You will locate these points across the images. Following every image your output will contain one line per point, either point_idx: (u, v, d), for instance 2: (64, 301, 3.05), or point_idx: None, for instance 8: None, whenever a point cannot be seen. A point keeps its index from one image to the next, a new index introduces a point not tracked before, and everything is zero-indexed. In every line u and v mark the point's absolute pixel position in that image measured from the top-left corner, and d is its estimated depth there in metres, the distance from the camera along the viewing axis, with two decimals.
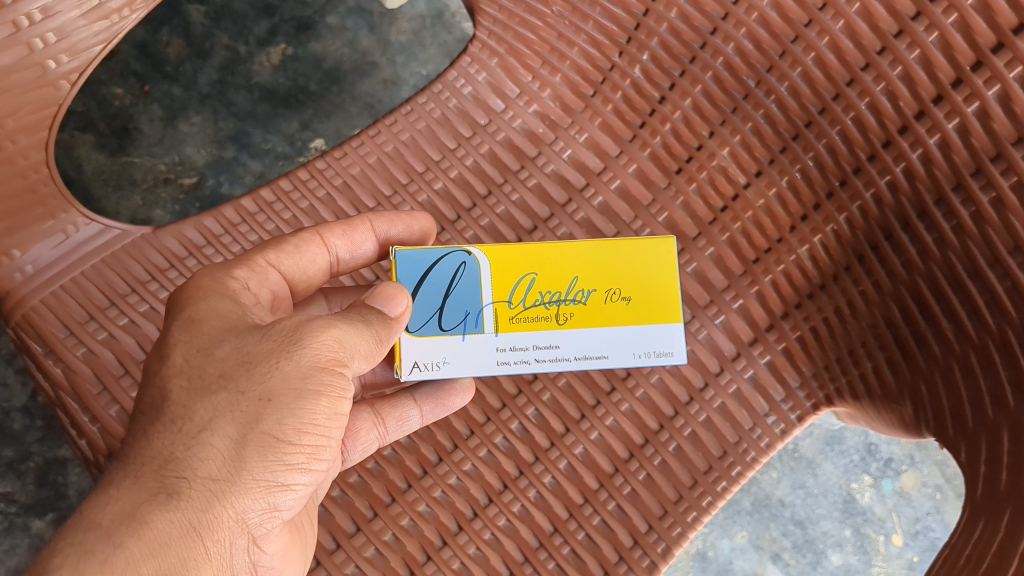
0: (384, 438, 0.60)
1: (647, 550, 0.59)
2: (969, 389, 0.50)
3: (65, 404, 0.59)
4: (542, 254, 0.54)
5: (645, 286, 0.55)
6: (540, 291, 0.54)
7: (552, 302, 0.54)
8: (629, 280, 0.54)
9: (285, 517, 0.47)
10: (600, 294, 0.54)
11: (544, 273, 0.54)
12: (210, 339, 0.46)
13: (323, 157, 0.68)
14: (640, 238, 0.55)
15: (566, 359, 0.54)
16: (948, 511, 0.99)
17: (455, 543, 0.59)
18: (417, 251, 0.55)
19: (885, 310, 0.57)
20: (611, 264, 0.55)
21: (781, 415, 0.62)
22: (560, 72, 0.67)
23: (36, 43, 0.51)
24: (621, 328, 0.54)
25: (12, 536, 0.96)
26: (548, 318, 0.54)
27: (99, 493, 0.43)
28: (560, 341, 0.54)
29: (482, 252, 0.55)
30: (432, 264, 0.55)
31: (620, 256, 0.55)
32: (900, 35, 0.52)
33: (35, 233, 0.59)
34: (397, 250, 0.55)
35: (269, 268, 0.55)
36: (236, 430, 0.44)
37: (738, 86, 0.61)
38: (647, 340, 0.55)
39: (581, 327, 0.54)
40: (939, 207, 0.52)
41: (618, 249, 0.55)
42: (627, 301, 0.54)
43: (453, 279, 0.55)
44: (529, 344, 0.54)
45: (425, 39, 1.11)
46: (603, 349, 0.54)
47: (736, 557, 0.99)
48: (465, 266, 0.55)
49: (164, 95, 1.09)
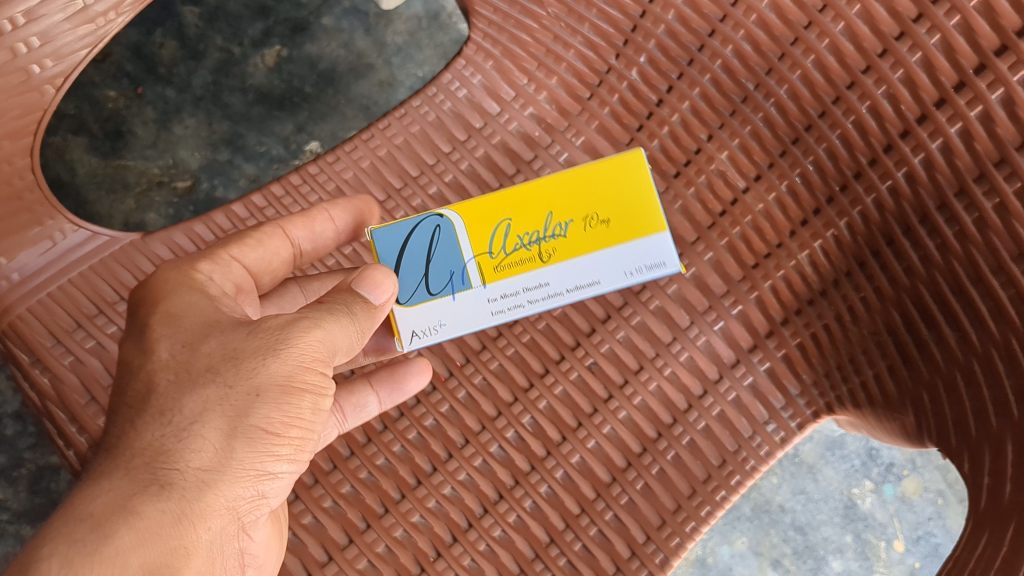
0: (342, 428, 0.58)
1: (645, 561, 0.58)
2: (972, 399, 0.49)
3: (51, 413, 0.58)
4: (512, 199, 0.58)
5: (618, 204, 0.57)
6: (519, 235, 0.57)
7: (533, 243, 0.57)
8: (602, 204, 0.57)
9: (269, 505, 0.47)
10: (577, 223, 0.57)
11: (517, 217, 0.57)
12: (194, 334, 0.45)
13: (315, 162, 0.67)
14: (607, 160, 0.58)
15: (558, 293, 0.58)
16: (950, 516, 0.98)
17: (450, 554, 0.58)
18: (391, 227, 0.59)
19: (887, 317, 0.56)
20: (579, 195, 0.57)
21: (781, 423, 0.61)
22: (556, 75, 0.66)
23: (20, 48, 0.50)
24: (606, 248, 0.57)
25: (5, 542, 0.97)
26: (535, 259, 0.57)
27: (88, 483, 0.42)
28: (549, 278, 0.58)
29: (454, 212, 0.58)
30: (408, 235, 0.59)
31: (589, 185, 0.58)
32: (901, 36, 0.51)
33: (22, 240, 0.58)
34: (372, 230, 0.59)
35: (234, 260, 0.54)
36: (226, 423, 0.43)
37: (737, 89, 0.60)
38: (636, 257, 0.57)
39: (567, 258, 0.57)
40: (942, 213, 0.51)
41: (586, 175, 0.58)
42: (606, 224, 0.57)
43: (432, 243, 0.59)
44: (519, 288, 0.58)
45: (421, 40, 1.09)
46: (592, 275, 0.58)
47: (736, 563, 0.99)
48: (440, 228, 0.59)
49: (158, 97, 1.08)
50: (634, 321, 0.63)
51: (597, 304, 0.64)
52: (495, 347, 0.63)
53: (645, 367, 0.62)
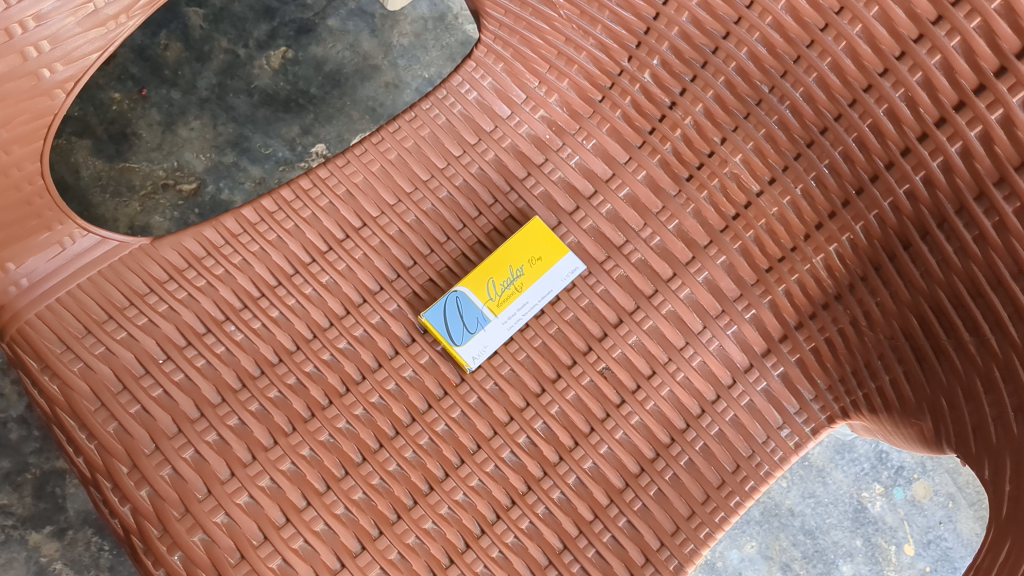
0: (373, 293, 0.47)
1: (659, 567, 0.57)
2: (992, 405, 0.49)
3: (61, 420, 0.56)
4: (490, 264, 0.63)
5: (539, 245, 0.63)
6: (498, 284, 0.63)
7: (509, 284, 0.63)
8: (529, 249, 0.63)
9: None
10: (530, 263, 0.63)
11: (495, 274, 0.63)
12: None
13: (325, 166, 0.66)
14: (524, 229, 0.63)
15: (533, 304, 0.63)
16: (960, 520, 1.03)
17: (462, 561, 0.56)
18: (432, 312, 0.61)
19: (903, 322, 0.55)
20: (518, 250, 0.63)
21: (795, 428, 0.61)
22: (567, 77, 0.65)
23: (30, 52, 0.49)
24: (553, 268, 0.63)
25: (9, 548, 0.97)
26: (515, 292, 0.63)
27: None
28: (528, 298, 0.63)
29: (465, 285, 0.63)
30: (443, 312, 0.62)
31: (519, 246, 0.63)
32: (920, 39, 0.49)
33: (32, 244, 0.59)
34: (423, 314, 0.61)
35: None
36: None
37: (751, 92, 0.58)
38: (563, 271, 0.63)
39: (532, 279, 0.63)
40: (961, 217, 0.51)
41: (515, 244, 0.63)
42: (539, 257, 0.63)
43: (461, 312, 0.62)
44: (513, 311, 0.63)
45: (427, 41, 1.11)
46: (549, 288, 0.63)
47: (745, 567, 1.02)
48: (459, 299, 0.62)
49: (163, 99, 1.07)
50: (646, 326, 0.63)
51: (609, 308, 0.63)
52: (505, 351, 0.63)
53: (657, 372, 0.62)
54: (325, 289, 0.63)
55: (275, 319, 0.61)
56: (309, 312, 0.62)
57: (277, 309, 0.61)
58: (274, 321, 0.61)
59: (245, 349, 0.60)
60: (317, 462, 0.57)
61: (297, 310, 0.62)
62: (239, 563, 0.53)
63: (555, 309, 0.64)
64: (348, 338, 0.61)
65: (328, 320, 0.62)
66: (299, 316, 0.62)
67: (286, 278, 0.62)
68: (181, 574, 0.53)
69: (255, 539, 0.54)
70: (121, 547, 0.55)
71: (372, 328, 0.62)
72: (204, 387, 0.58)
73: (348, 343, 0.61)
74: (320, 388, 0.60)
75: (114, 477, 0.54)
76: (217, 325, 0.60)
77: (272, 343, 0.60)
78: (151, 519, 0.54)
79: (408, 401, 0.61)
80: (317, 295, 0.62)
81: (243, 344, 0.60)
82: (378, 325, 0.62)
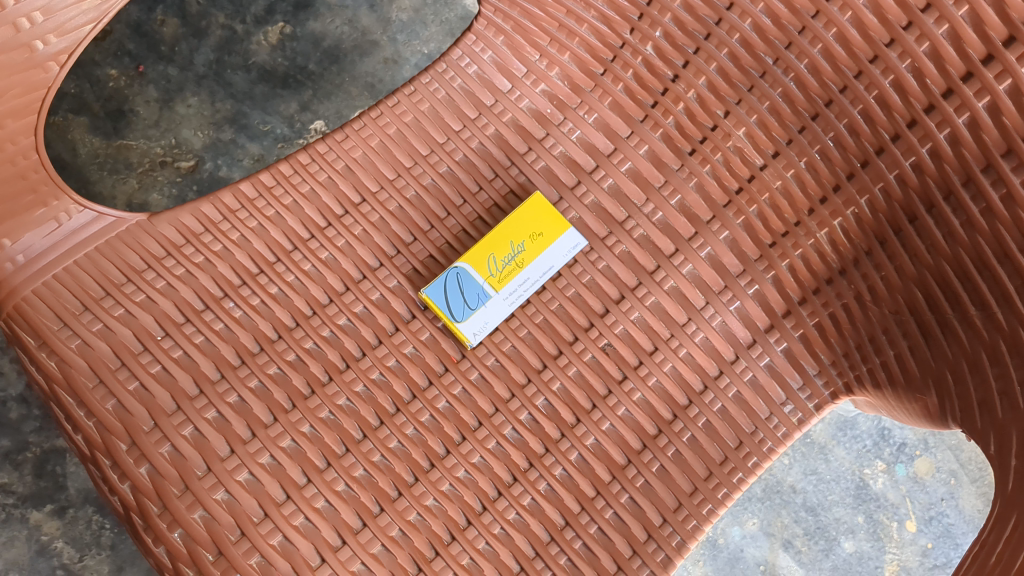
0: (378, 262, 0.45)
1: (661, 544, 0.57)
2: (998, 379, 0.48)
3: (59, 397, 0.55)
4: (491, 239, 0.63)
5: (538, 221, 0.62)
6: (499, 260, 0.62)
7: (510, 259, 0.62)
8: (529, 224, 0.62)
9: None
10: (531, 238, 0.62)
11: (496, 250, 0.62)
12: None
13: (323, 140, 0.66)
14: (525, 205, 0.63)
15: (534, 281, 0.62)
16: (962, 496, 1.03)
17: (464, 538, 0.56)
18: (433, 288, 0.61)
19: (908, 296, 0.54)
20: (518, 226, 0.62)
21: (799, 404, 0.61)
22: (568, 50, 0.64)
23: (22, 23, 0.49)
24: (554, 243, 0.63)
25: (10, 527, 0.97)
26: (516, 268, 0.62)
27: None
28: (530, 274, 0.62)
29: (466, 261, 0.62)
30: (444, 288, 0.61)
31: (519, 221, 0.63)
32: (928, 8, 0.49)
33: (29, 220, 0.58)
34: (424, 291, 0.61)
35: None
36: None
37: (755, 64, 0.57)
38: (564, 247, 0.63)
39: (534, 255, 0.62)
40: (967, 189, 0.50)
41: (516, 220, 0.63)
42: (540, 232, 0.62)
43: (462, 288, 0.62)
44: (515, 287, 0.62)
45: (426, 16, 1.10)
46: (550, 264, 0.63)
47: (747, 544, 1.02)
48: (460, 275, 0.62)
49: (160, 76, 1.07)
50: (648, 302, 0.62)
51: (611, 285, 0.63)
52: (507, 328, 0.62)
53: (660, 348, 0.62)
54: (324, 265, 0.62)
55: (273, 296, 0.61)
56: (308, 288, 0.61)
57: (276, 286, 0.61)
58: (273, 297, 0.61)
59: (244, 325, 0.59)
60: (317, 439, 0.57)
61: (296, 286, 0.61)
62: (239, 540, 0.53)
63: (556, 285, 0.63)
64: (347, 314, 0.61)
65: (327, 297, 0.61)
66: (299, 292, 0.61)
67: (285, 254, 0.62)
68: (182, 550, 0.53)
69: (256, 516, 0.54)
70: (121, 524, 0.55)
71: (372, 305, 0.62)
72: (203, 364, 0.57)
73: (348, 319, 0.61)
74: (320, 364, 0.59)
75: (113, 455, 0.54)
76: (216, 302, 0.59)
77: (271, 320, 0.60)
78: (151, 497, 0.53)
79: (409, 377, 0.60)
80: (317, 271, 0.62)
81: (243, 320, 0.59)
82: (378, 301, 0.62)
